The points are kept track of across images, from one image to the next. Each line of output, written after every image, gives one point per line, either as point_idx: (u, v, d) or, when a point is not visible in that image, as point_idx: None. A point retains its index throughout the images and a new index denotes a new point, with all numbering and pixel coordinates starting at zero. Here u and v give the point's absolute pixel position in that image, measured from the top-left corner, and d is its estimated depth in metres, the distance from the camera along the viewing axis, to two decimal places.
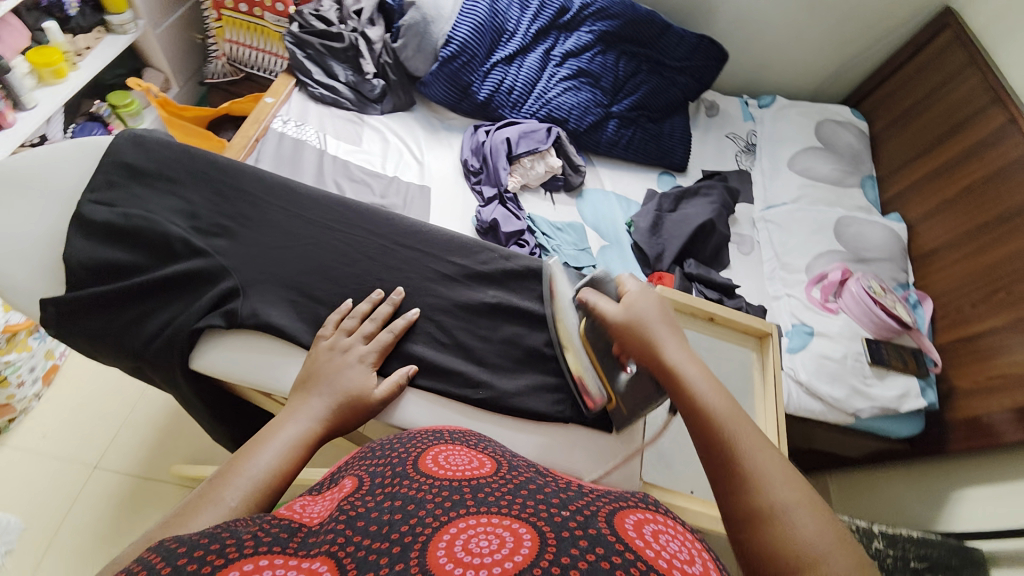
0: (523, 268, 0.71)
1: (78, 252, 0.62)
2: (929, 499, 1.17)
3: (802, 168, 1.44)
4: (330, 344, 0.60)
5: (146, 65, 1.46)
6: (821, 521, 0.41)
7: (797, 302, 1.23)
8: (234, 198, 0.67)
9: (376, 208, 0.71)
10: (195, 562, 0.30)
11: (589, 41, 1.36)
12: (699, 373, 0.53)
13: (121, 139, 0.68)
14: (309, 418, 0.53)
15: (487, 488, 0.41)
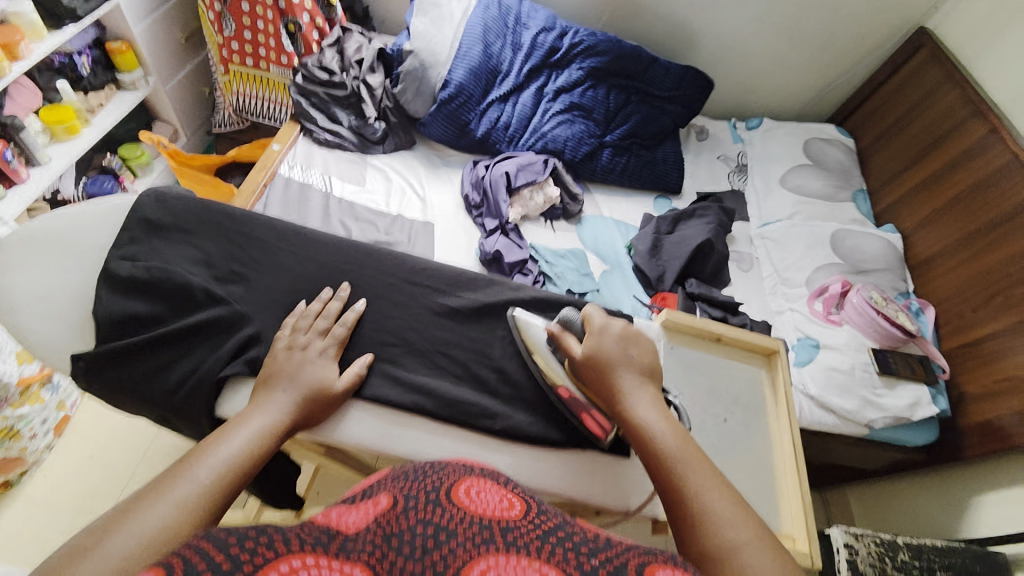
0: (534, 297, 0.72)
1: (106, 305, 0.63)
2: (949, 508, 1.15)
3: (794, 185, 1.48)
4: (288, 343, 0.61)
5: (156, 118, 1.52)
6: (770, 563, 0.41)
7: (800, 316, 1.25)
8: (248, 247, 0.70)
9: (387, 247, 0.73)
10: (247, 556, 0.33)
11: (579, 77, 1.43)
12: (658, 414, 0.54)
13: (144, 197, 0.70)
14: (254, 431, 0.52)
15: (516, 531, 0.40)
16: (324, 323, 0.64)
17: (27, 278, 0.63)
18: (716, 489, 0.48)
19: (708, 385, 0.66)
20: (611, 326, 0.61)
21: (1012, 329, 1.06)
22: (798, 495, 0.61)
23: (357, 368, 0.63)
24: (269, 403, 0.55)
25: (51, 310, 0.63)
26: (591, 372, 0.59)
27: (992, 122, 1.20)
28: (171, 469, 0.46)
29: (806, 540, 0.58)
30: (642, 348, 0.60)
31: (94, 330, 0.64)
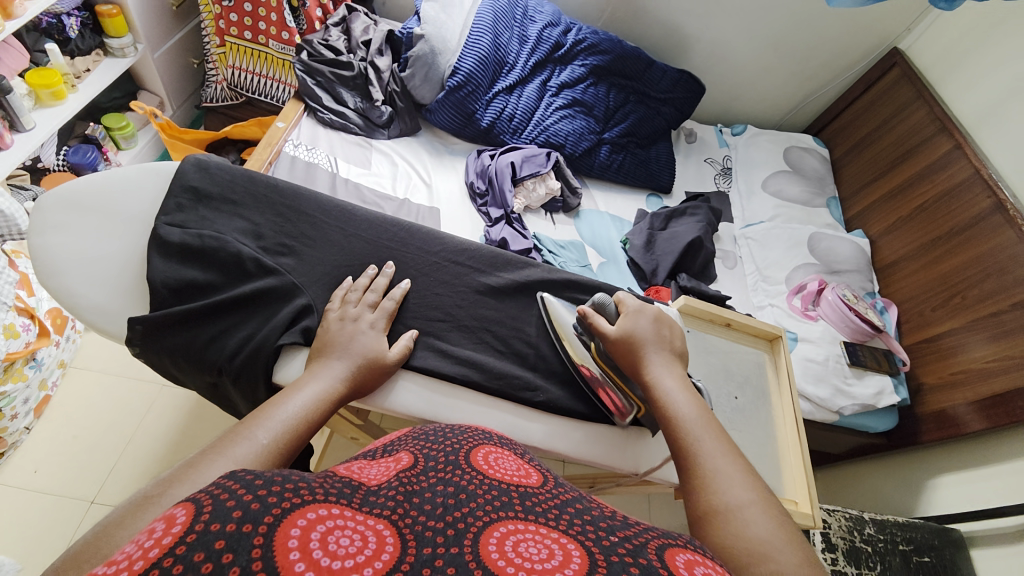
0: (564, 279, 0.76)
1: (158, 272, 0.64)
2: (907, 488, 1.28)
3: (775, 189, 1.58)
4: (341, 314, 0.63)
5: (142, 88, 1.46)
6: (772, 521, 0.43)
7: (780, 311, 1.35)
8: (297, 220, 0.72)
9: (427, 228, 0.76)
10: (274, 500, 0.29)
11: (582, 74, 1.47)
12: (678, 386, 0.57)
13: (187, 164, 0.71)
14: (310, 399, 0.52)
15: (535, 498, 0.38)
16: (374, 297, 0.66)
17: (77, 244, 0.65)
18: (726, 454, 0.50)
19: (720, 365, 0.73)
20: (646, 312, 0.66)
21: (967, 327, 1.18)
22: (801, 466, 0.68)
23: (404, 342, 0.65)
24: (325, 373, 0.56)
25: (99, 276, 0.64)
26: (621, 346, 0.63)
27: (956, 139, 1.32)
28: (232, 429, 0.46)
29: (808, 502, 0.65)
30: (674, 332, 0.65)
31: (146, 297, 0.65)
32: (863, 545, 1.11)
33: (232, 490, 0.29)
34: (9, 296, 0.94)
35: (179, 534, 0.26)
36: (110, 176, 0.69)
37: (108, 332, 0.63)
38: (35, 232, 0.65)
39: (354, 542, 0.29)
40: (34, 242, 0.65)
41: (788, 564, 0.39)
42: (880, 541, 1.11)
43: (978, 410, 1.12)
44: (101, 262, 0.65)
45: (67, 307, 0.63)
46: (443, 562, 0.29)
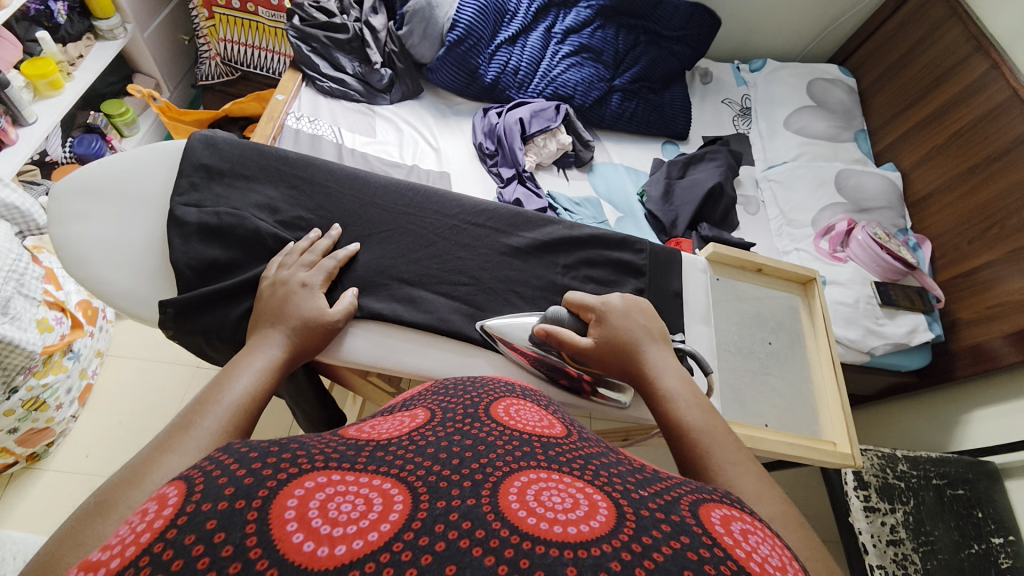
0: (591, 235, 0.72)
1: (181, 253, 0.64)
2: (942, 424, 1.27)
3: (798, 126, 1.49)
4: (273, 280, 0.61)
5: (136, 71, 1.43)
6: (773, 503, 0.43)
7: (806, 254, 1.30)
8: (311, 191, 0.70)
9: (445, 191, 0.73)
10: (270, 472, 0.30)
11: (588, 16, 1.38)
12: (675, 376, 0.55)
13: (195, 142, 0.69)
14: (256, 372, 0.51)
15: (558, 448, 0.37)
16: (311, 258, 0.63)
17: (97, 230, 0.65)
18: (739, 462, 0.46)
19: (752, 312, 0.71)
20: (616, 299, 0.62)
21: (1005, 258, 1.13)
22: (840, 407, 0.67)
23: (347, 300, 0.62)
24: (264, 344, 0.55)
25: (124, 261, 0.64)
26: (603, 349, 0.59)
27: (994, 58, 1.22)
28: (178, 423, 0.44)
29: (847, 442, 0.64)
30: (649, 318, 0.61)
31: (173, 278, 0.65)
32: (895, 481, 1.10)
33: (229, 467, 0.30)
34: (39, 290, 0.95)
35: (170, 517, 0.27)
36: (119, 158, 0.68)
37: (137, 316, 0.64)
38: (54, 223, 0.65)
39: (357, 507, 0.29)
40: (54, 232, 0.65)
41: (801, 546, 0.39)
42: (913, 477, 1.11)
43: (1013, 343, 1.09)
44: (122, 246, 0.65)
45: (96, 294, 0.63)
46: (459, 516, 0.28)
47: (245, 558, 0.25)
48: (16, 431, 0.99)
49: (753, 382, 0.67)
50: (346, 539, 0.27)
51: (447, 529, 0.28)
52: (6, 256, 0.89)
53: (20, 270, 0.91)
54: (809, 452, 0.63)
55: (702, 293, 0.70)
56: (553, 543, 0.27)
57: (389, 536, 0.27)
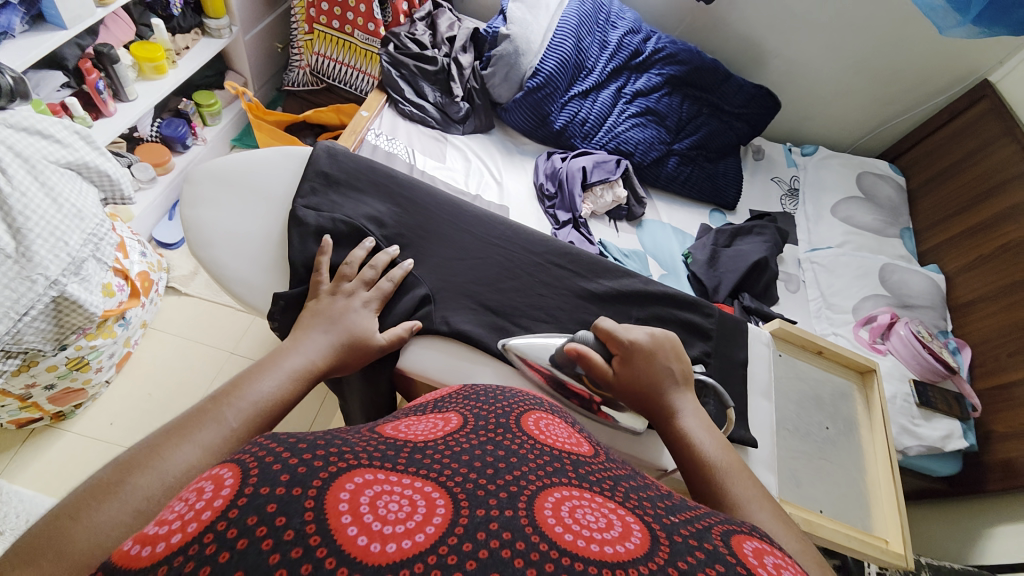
0: (662, 293, 0.72)
1: (300, 255, 0.67)
2: (959, 535, 1.23)
3: (845, 216, 1.53)
4: (332, 290, 0.63)
5: (230, 68, 1.53)
6: (791, 535, 0.44)
7: (845, 340, 1.31)
8: (413, 211, 0.74)
9: (533, 230, 0.77)
10: (319, 463, 0.30)
11: (658, 83, 1.45)
12: (695, 420, 0.56)
13: (319, 150, 0.75)
14: (287, 375, 0.52)
15: (587, 467, 0.38)
16: (370, 275, 0.65)
17: (224, 218, 0.70)
18: (756, 498, 0.48)
19: (810, 392, 0.72)
20: (645, 336, 0.62)
21: None
22: (894, 503, 0.66)
23: (402, 328, 0.63)
24: (301, 348, 0.55)
25: (244, 252, 0.68)
26: (626, 383, 0.60)
27: None
28: (199, 407, 0.45)
29: (900, 542, 0.63)
30: (681, 359, 0.61)
31: (287, 274, 0.68)
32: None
33: (277, 454, 0.30)
34: (111, 257, 0.99)
35: (228, 499, 0.27)
36: (252, 156, 0.74)
37: (251, 306, 0.67)
38: (186, 205, 0.70)
39: (404, 507, 0.29)
40: (184, 214, 0.69)
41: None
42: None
43: None
44: (245, 238, 0.69)
45: (216, 278, 0.67)
46: (499, 526, 0.28)
47: (306, 544, 0.25)
48: (52, 387, 1.01)
49: (808, 464, 0.67)
50: (396, 537, 0.27)
51: (488, 537, 0.28)
52: (91, 222, 0.91)
53: (100, 235, 0.93)
54: (865, 547, 0.62)
55: (766, 366, 0.71)
56: (591, 561, 0.28)
57: (433, 540, 0.27)
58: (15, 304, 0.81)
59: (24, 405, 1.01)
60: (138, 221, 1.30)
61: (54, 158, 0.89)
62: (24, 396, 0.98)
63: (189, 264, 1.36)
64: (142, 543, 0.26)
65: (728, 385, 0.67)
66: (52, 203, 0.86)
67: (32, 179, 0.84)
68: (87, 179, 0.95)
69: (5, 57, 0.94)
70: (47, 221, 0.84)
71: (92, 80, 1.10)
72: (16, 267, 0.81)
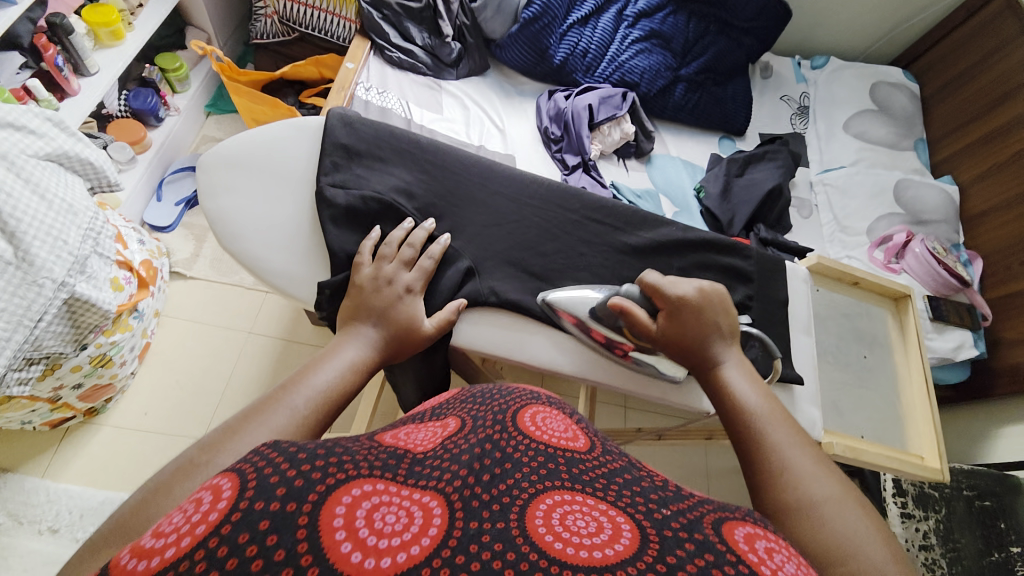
0: (702, 239, 0.71)
1: (343, 244, 0.65)
2: (965, 437, 1.32)
3: (857, 131, 1.47)
4: (375, 273, 0.61)
5: (189, 24, 1.39)
6: (829, 481, 0.45)
7: (859, 263, 1.30)
8: (441, 177, 0.72)
9: (567, 186, 0.74)
10: (318, 475, 0.30)
11: (661, 0, 1.34)
12: (738, 372, 0.58)
13: (332, 120, 0.71)
14: (345, 366, 0.51)
15: (582, 464, 0.38)
16: (410, 254, 0.63)
17: (249, 207, 0.67)
18: (797, 443, 0.49)
19: (846, 323, 0.74)
20: (697, 289, 0.61)
21: None
22: (930, 422, 0.71)
23: (449, 311, 0.63)
24: (352, 339, 0.55)
25: (277, 240, 0.66)
26: (673, 335, 0.60)
27: None
28: (267, 398, 0.45)
29: (935, 457, 0.69)
30: (728, 314, 0.61)
31: (326, 261, 0.66)
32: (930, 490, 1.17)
33: (276, 464, 0.30)
34: (112, 250, 0.95)
35: (224, 513, 0.27)
36: (263, 135, 0.70)
37: (295, 297, 0.65)
38: (207, 197, 0.67)
39: (400, 520, 0.30)
40: (208, 206, 0.67)
41: (852, 517, 0.42)
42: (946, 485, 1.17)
43: None
44: (276, 227, 0.67)
45: (254, 271, 0.65)
46: (491, 538, 0.30)
47: (299, 561, 0.26)
48: (80, 387, 1.01)
49: (849, 393, 0.71)
50: (390, 552, 0.28)
51: (480, 549, 0.29)
52: (85, 216, 0.87)
53: (98, 229, 0.90)
54: (906, 466, 0.67)
55: (805, 302, 0.71)
56: (576, 566, 0.28)
57: (425, 553, 0.29)
58: (26, 311, 0.78)
59: (55, 407, 1.01)
60: (127, 206, 1.24)
61: (33, 150, 0.83)
62: (53, 398, 0.98)
63: (188, 246, 1.31)
64: (138, 557, 0.26)
65: (772, 327, 0.68)
66: (41, 200, 0.80)
67: (14, 177, 0.78)
68: (69, 169, 0.89)
69: None
70: (40, 221, 0.79)
71: (49, 57, 0.99)
72: (19, 273, 0.77)
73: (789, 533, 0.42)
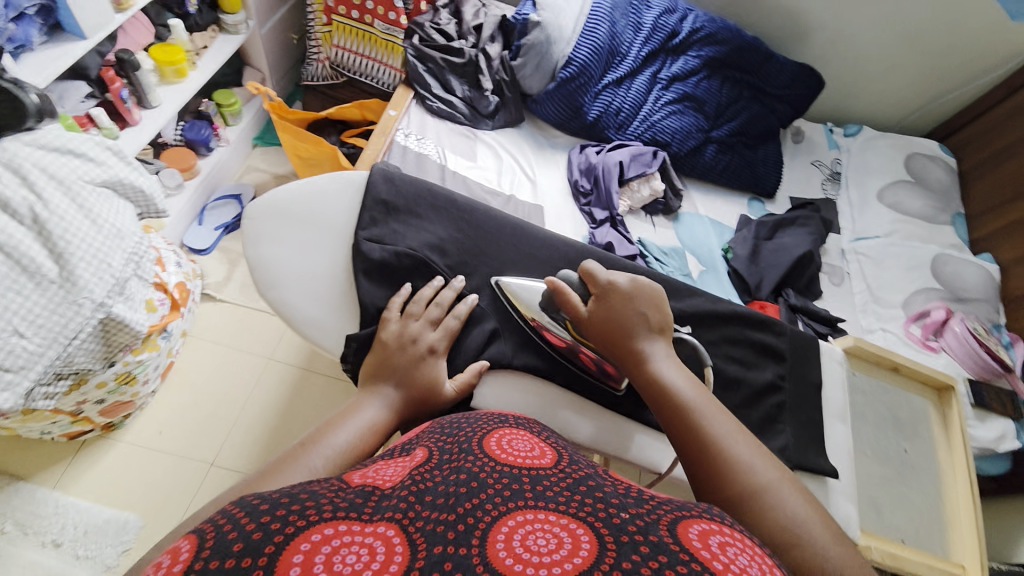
0: (736, 313, 0.69)
1: (374, 298, 0.68)
2: (1008, 534, 1.22)
3: (892, 201, 1.45)
4: (401, 333, 0.63)
5: (247, 64, 1.48)
6: (768, 464, 0.49)
7: (894, 336, 1.26)
8: (475, 235, 0.74)
9: (601, 252, 0.75)
10: (278, 527, 0.31)
11: (696, 65, 1.38)
12: (667, 359, 0.58)
13: (375, 176, 0.74)
14: (362, 426, 0.53)
15: (547, 482, 0.40)
16: (437, 314, 0.65)
17: (287, 256, 0.70)
18: (733, 428, 0.52)
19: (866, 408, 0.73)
20: (622, 281, 0.62)
21: None
22: (973, 526, 0.71)
23: (472, 373, 0.64)
24: (372, 400, 0.57)
25: (312, 290, 0.69)
26: (601, 328, 0.60)
27: None
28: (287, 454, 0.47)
29: (978, 565, 0.69)
30: (652, 302, 0.61)
31: (356, 315, 0.68)
32: None
33: (238, 520, 0.32)
34: (151, 274, 0.98)
35: (186, 565, 0.29)
36: (308, 185, 0.73)
37: (324, 346, 0.68)
38: (249, 243, 0.70)
39: (360, 558, 0.30)
40: (248, 252, 0.70)
41: (793, 499, 0.46)
42: None
43: None
44: (312, 276, 0.70)
45: (286, 319, 0.68)
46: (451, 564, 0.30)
47: None
48: (103, 401, 1.02)
49: (885, 488, 0.71)
50: None
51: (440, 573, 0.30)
52: (131, 241, 0.90)
53: (141, 254, 0.92)
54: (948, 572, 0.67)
55: (840, 386, 0.71)
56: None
57: None
58: (62, 328, 0.80)
59: (76, 420, 1.02)
60: (170, 228, 1.30)
61: (89, 177, 0.88)
62: (75, 411, 0.99)
63: (221, 269, 1.35)
64: None
65: (801, 410, 0.66)
66: (92, 224, 0.84)
67: (70, 203, 0.83)
68: (122, 195, 0.93)
69: (26, 73, 0.91)
70: (88, 243, 0.83)
71: (115, 89, 1.07)
72: (61, 291, 0.80)
73: (753, 525, 0.45)
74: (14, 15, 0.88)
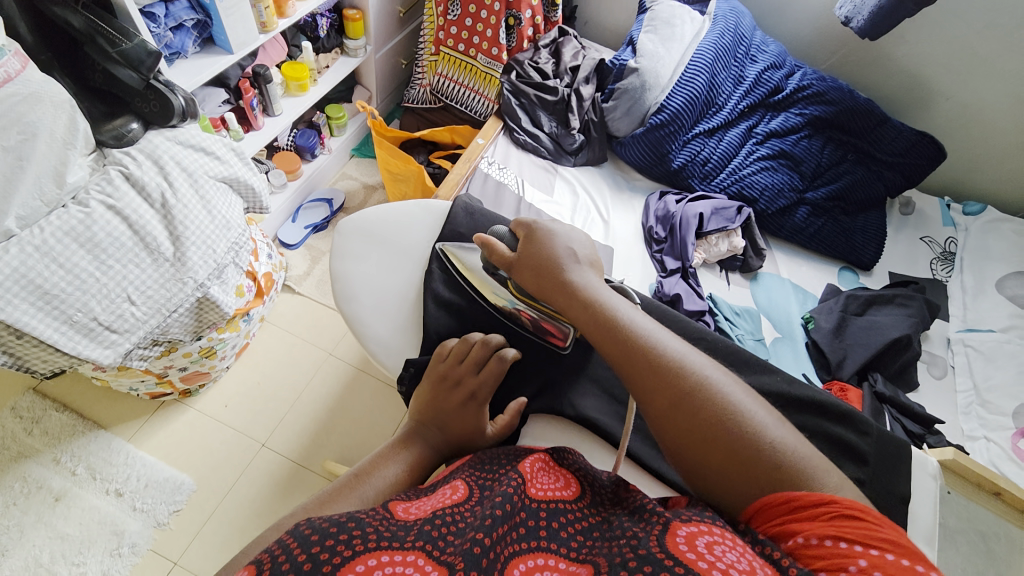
0: (810, 399, 0.65)
1: (437, 324, 0.73)
2: None
3: (1013, 294, 1.28)
4: (446, 371, 0.65)
5: (359, 83, 1.63)
6: (703, 360, 0.55)
7: (999, 451, 1.08)
8: None
9: (669, 310, 0.72)
10: (326, 555, 0.38)
11: (797, 123, 1.32)
12: (601, 286, 0.63)
13: (457, 207, 0.82)
14: (404, 462, 0.59)
15: (563, 518, 0.46)
16: (485, 353, 0.66)
17: (368, 272, 0.77)
18: (667, 333, 0.58)
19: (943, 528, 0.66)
20: (545, 223, 0.69)
21: None
22: None
23: (510, 416, 0.65)
24: (413, 437, 0.62)
25: (383, 306, 0.76)
26: (533, 272, 0.65)
27: None
28: (343, 482, 0.55)
29: None
30: (577, 243, 0.68)
31: (418, 338, 0.74)
32: None
33: (294, 547, 0.38)
34: (246, 262, 1.09)
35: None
36: (398, 210, 0.82)
37: (383, 364, 0.73)
38: (337, 255, 0.78)
39: None
40: (334, 263, 0.78)
41: (722, 382, 0.53)
42: None
43: None
44: (386, 294, 0.77)
45: (356, 331, 0.74)
46: None
47: None
48: (185, 369, 1.13)
49: None
50: None
51: None
52: (236, 232, 1.01)
53: (241, 243, 1.04)
54: None
55: (931, 507, 0.62)
56: None
57: None
58: (167, 301, 0.91)
59: (160, 382, 1.13)
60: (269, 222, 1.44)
61: (214, 172, 0.99)
62: (161, 374, 1.10)
63: (304, 264, 1.46)
64: None
65: None
66: (207, 214, 0.95)
67: (193, 192, 0.94)
68: (236, 191, 1.05)
69: (179, 77, 1.06)
70: (201, 231, 0.94)
71: (247, 99, 1.23)
72: (173, 269, 0.91)
73: (702, 412, 0.51)
74: (174, 26, 1.04)
